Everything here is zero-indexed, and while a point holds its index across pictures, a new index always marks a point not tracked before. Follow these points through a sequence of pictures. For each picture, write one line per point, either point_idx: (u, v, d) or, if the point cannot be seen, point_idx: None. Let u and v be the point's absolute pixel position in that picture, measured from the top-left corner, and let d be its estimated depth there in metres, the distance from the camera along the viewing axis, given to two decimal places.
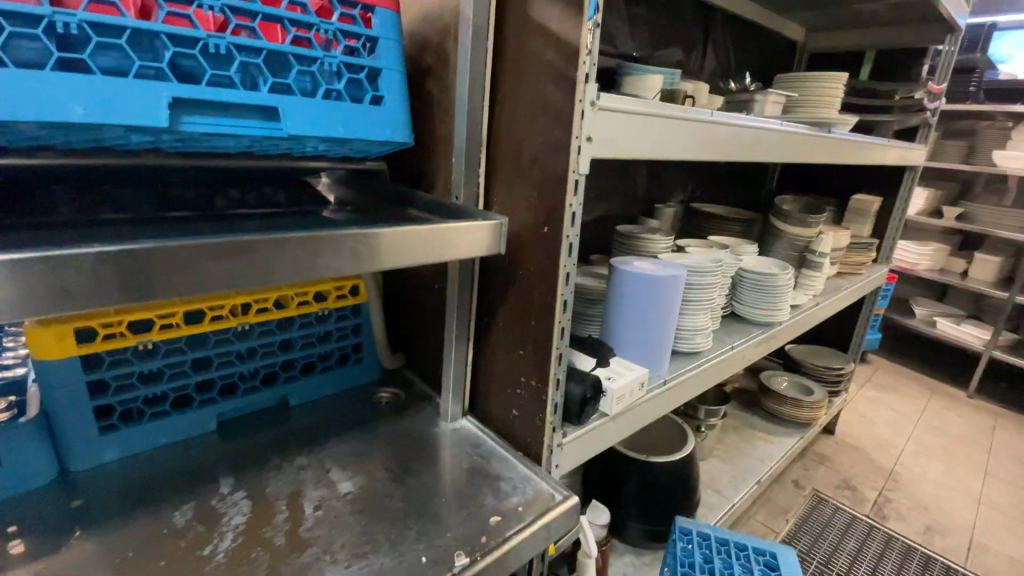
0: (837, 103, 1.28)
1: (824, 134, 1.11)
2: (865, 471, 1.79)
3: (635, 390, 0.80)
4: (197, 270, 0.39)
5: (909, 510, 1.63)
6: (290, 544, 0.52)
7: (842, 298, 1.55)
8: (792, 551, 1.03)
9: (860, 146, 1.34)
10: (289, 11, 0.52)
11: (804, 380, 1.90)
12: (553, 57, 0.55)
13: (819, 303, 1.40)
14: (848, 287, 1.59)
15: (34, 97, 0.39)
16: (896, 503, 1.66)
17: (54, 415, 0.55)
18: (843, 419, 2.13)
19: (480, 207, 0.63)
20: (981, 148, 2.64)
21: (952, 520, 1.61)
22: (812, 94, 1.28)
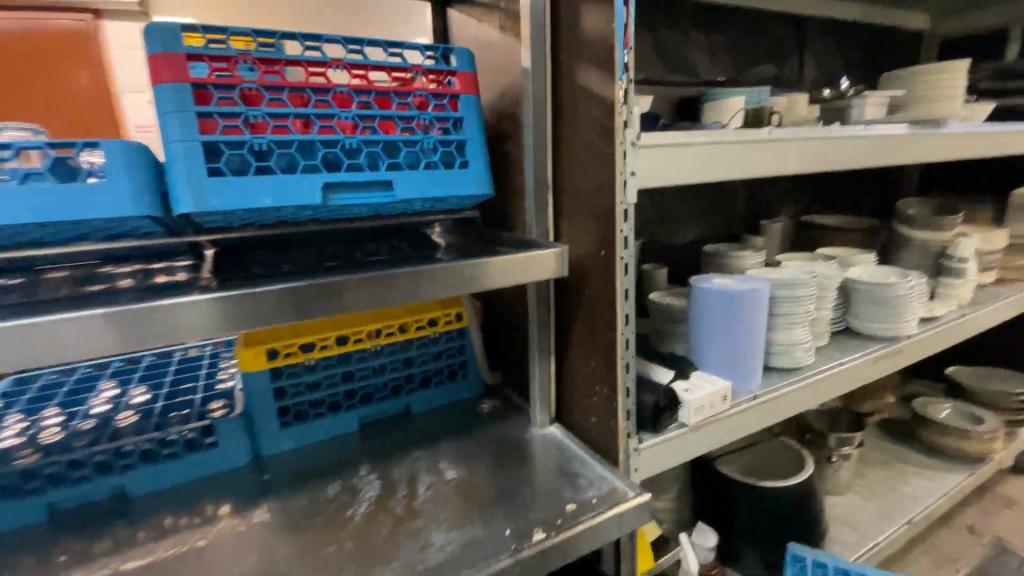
0: (960, 96, 1.15)
1: (932, 130, 1.04)
2: None
3: (716, 402, 0.82)
4: (337, 300, 0.57)
5: None
6: (407, 511, 0.66)
7: (1004, 308, 1.34)
8: None
9: (1002, 136, 1.18)
10: (399, 110, 0.70)
11: (973, 407, 1.62)
12: (597, 111, 0.66)
13: (965, 314, 1.24)
14: (1012, 296, 1.37)
15: (243, 194, 0.60)
16: None
17: (252, 410, 0.78)
18: None
19: (549, 239, 0.75)
20: None
21: None
22: (927, 90, 1.19)
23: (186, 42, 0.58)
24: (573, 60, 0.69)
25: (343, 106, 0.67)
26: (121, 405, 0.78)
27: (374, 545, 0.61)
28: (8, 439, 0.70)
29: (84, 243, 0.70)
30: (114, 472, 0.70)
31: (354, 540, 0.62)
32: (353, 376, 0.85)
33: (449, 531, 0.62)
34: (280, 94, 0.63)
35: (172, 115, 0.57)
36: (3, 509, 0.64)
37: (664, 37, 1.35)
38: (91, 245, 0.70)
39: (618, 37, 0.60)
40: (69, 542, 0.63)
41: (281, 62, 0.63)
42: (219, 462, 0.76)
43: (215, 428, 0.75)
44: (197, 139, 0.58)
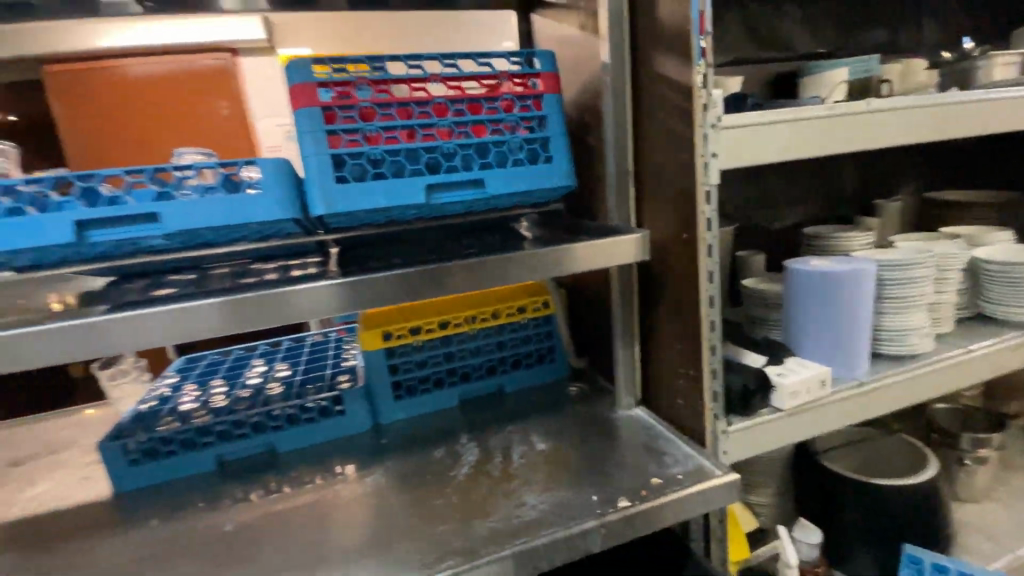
0: None
1: None
2: None
3: (812, 387, 0.80)
4: (440, 283, 0.66)
5: None
6: (503, 475, 0.74)
7: None
8: None
9: None
10: (489, 114, 0.76)
11: None
12: (675, 97, 0.68)
13: None
14: None
15: (361, 197, 0.70)
16: None
17: (371, 382, 0.91)
18: None
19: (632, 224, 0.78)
20: None
21: None
22: None
23: (315, 72, 0.69)
24: (651, 49, 0.71)
25: (441, 115, 0.74)
26: (267, 378, 0.93)
27: (474, 502, 0.68)
28: (187, 403, 0.87)
29: (238, 245, 0.86)
30: (265, 433, 0.85)
31: (457, 496, 0.70)
32: (453, 356, 0.94)
33: (541, 493, 0.69)
34: (389, 109, 0.72)
35: (307, 134, 0.68)
36: (189, 458, 0.80)
37: (753, 14, 1.30)
38: (245, 245, 0.86)
39: (694, 24, 0.62)
40: (235, 487, 0.78)
41: (389, 81, 0.72)
42: (345, 427, 0.89)
43: (342, 398, 0.88)
44: (326, 154, 0.68)
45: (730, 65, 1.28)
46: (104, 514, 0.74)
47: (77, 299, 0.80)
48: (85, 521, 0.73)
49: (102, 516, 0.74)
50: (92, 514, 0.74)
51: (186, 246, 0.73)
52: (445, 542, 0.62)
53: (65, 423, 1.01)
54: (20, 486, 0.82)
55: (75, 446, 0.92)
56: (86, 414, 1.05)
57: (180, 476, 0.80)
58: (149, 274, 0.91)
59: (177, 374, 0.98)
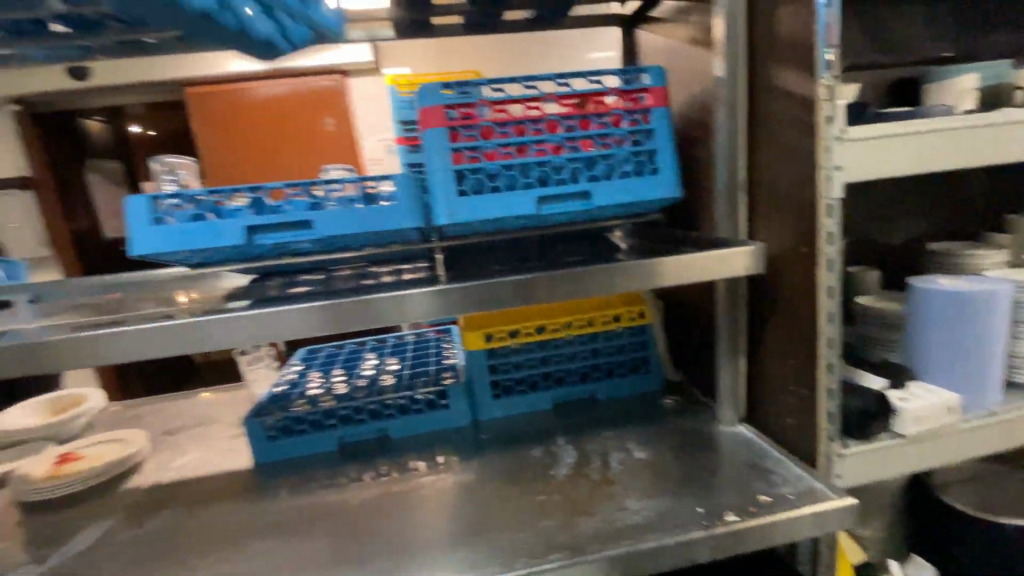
0: None
1: None
2: None
3: (940, 415, 0.75)
4: (553, 290, 0.69)
5: None
6: (604, 478, 0.75)
7: None
8: None
9: None
10: (598, 129, 0.77)
11: None
12: (796, 109, 0.67)
13: None
14: None
15: (478, 208, 0.74)
16: None
17: (472, 380, 0.96)
18: None
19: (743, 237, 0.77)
20: None
21: None
22: None
23: (442, 93, 0.74)
24: (770, 62, 0.71)
25: (553, 130, 0.76)
26: (380, 372, 1.02)
27: (577, 501, 0.71)
28: (312, 389, 0.97)
29: (362, 250, 0.95)
30: (380, 420, 0.92)
31: (560, 494, 0.73)
32: (549, 360, 0.98)
33: (644, 499, 0.70)
34: (506, 127, 0.75)
35: (434, 152, 0.73)
36: (316, 437, 0.89)
37: (868, 18, 1.23)
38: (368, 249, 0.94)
39: (822, 36, 0.61)
40: (353, 468, 0.86)
41: (507, 101, 0.76)
42: (446, 421, 0.95)
43: (447, 393, 0.95)
44: (449, 169, 0.73)
45: (842, 71, 1.22)
46: (247, 482, 0.84)
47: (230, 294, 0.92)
48: (232, 486, 0.84)
49: (245, 484, 0.84)
50: (236, 481, 0.85)
51: (324, 250, 0.82)
52: (552, 536, 0.65)
53: (205, 399, 1.16)
54: (176, 450, 0.95)
55: (216, 420, 1.05)
56: (223, 392, 1.19)
57: (308, 454, 0.90)
58: (283, 273, 1.03)
59: (301, 363, 1.10)
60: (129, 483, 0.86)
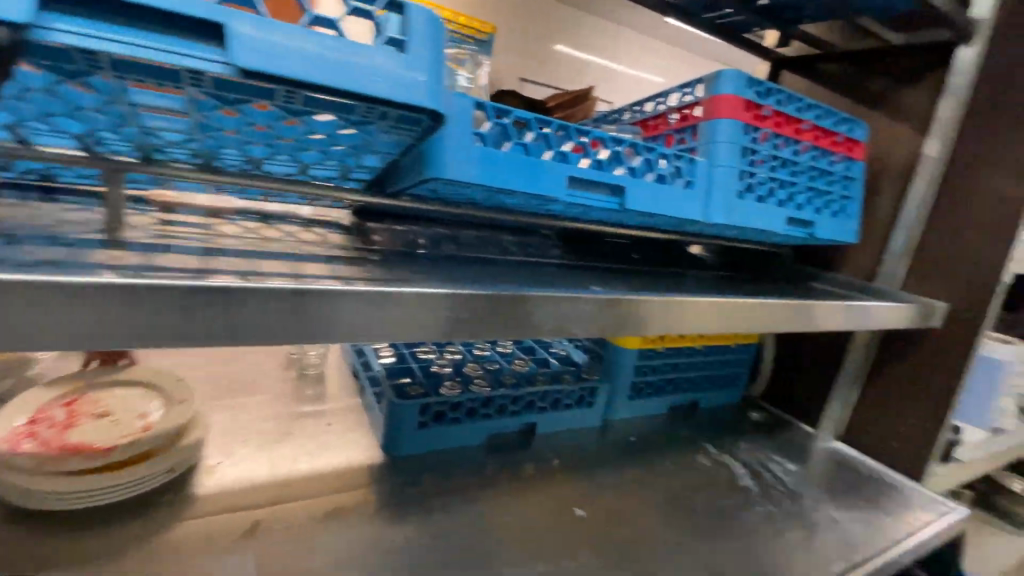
0: None
1: None
2: None
3: (978, 451, 0.87)
4: (807, 321, 0.63)
5: None
6: (786, 491, 0.72)
7: None
8: None
9: None
10: (832, 163, 0.76)
11: None
12: (1010, 185, 0.71)
13: None
14: None
15: (745, 215, 0.67)
16: None
17: (613, 386, 0.84)
18: None
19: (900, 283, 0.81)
20: None
21: None
22: None
23: (739, 83, 0.65)
24: (984, 151, 0.73)
25: (804, 154, 0.73)
26: (507, 357, 0.82)
27: (779, 513, 0.67)
28: (436, 366, 0.74)
29: (512, 215, 0.74)
30: (530, 412, 0.75)
31: (803, 532, 0.64)
32: (676, 367, 0.89)
33: (837, 508, 0.70)
34: (778, 138, 0.69)
35: (724, 145, 0.64)
36: (469, 429, 0.70)
37: None
38: (524, 217, 0.73)
39: None
40: (513, 468, 0.70)
41: (782, 112, 0.70)
42: (576, 422, 0.81)
43: (593, 395, 0.81)
44: (737, 167, 0.65)
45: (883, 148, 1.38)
46: (387, 484, 0.63)
47: (349, 237, 0.67)
48: (371, 490, 0.61)
49: (380, 483, 0.63)
50: (356, 476, 0.63)
51: (541, 210, 0.63)
52: (818, 556, 0.60)
53: (208, 361, 0.81)
54: (230, 417, 0.68)
55: (261, 392, 0.75)
56: (216, 353, 0.84)
57: (447, 448, 0.70)
58: (400, 218, 0.77)
59: None
60: (215, 475, 0.59)
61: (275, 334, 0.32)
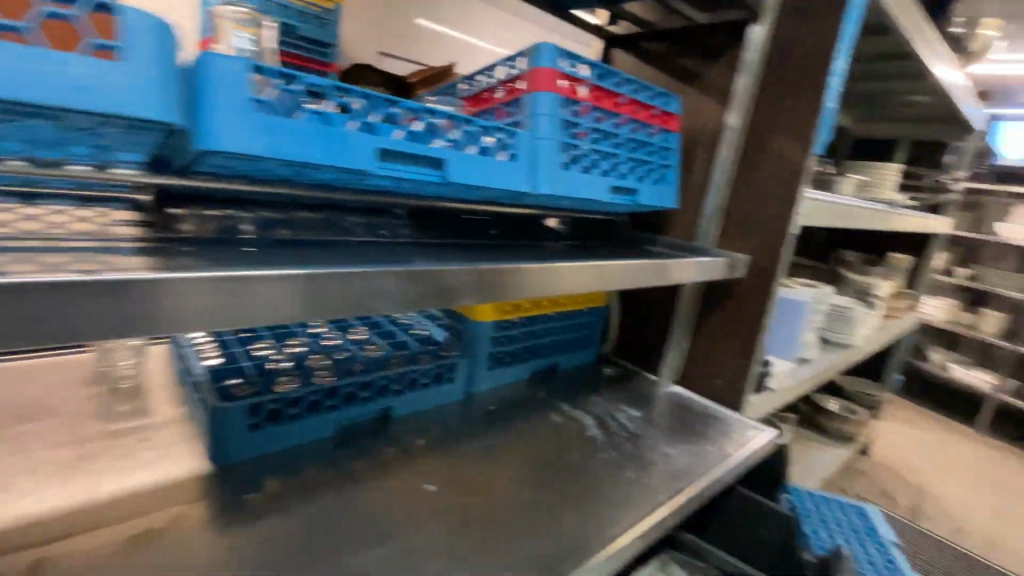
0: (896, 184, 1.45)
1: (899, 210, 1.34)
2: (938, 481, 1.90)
3: (789, 379, 1.02)
4: (629, 279, 0.69)
5: (967, 508, 1.76)
6: (628, 436, 0.79)
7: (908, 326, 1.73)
8: (879, 510, 1.11)
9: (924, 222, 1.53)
10: (649, 136, 0.82)
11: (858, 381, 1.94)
12: (790, 150, 0.82)
13: (891, 326, 1.58)
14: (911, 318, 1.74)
15: (570, 185, 0.70)
16: (951, 501, 1.78)
17: (472, 360, 0.84)
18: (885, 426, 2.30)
19: (717, 240, 0.91)
20: (989, 217, 2.72)
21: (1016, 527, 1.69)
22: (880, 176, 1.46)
23: (555, 56, 0.66)
24: (771, 120, 0.84)
25: (622, 127, 0.78)
26: (359, 343, 0.78)
27: (620, 457, 0.73)
28: (273, 362, 0.69)
29: (345, 192, 0.70)
30: (384, 397, 0.73)
31: (638, 471, 0.70)
32: (532, 334, 0.92)
33: (669, 444, 0.78)
34: (597, 112, 0.73)
35: (545, 118, 0.66)
36: (314, 423, 0.67)
37: None
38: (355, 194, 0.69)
39: (817, 127, 0.79)
40: (368, 456, 0.68)
41: (599, 87, 0.73)
42: (436, 399, 0.80)
43: (451, 370, 0.81)
44: (559, 139, 0.67)
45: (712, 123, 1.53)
46: (221, 493, 0.58)
47: (147, 225, 0.59)
48: (198, 503, 0.56)
49: (211, 492, 0.58)
50: (182, 489, 0.57)
51: (363, 186, 0.58)
52: (648, 489, 0.67)
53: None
54: (12, 451, 0.58)
55: (60, 414, 0.65)
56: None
57: (294, 445, 0.66)
58: (217, 202, 0.69)
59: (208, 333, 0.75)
60: None
61: (36, 332, 0.27)
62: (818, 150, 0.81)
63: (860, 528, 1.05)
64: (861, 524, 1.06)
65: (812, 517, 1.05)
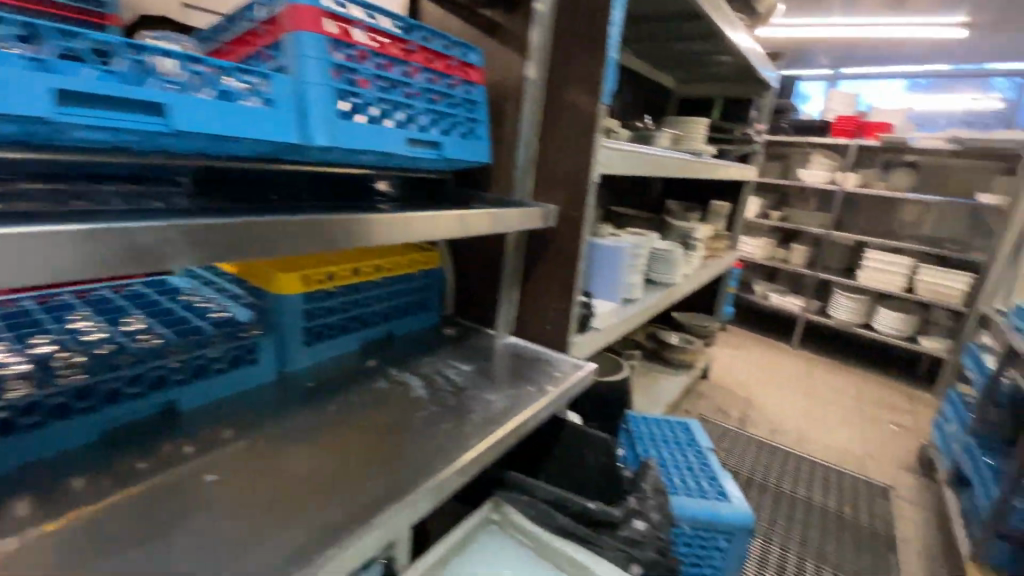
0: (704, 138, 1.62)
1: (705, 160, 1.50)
2: (761, 394, 2.23)
3: (612, 319, 1.12)
4: (428, 230, 0.66)
5: (782, 412, 2.09)
6: (454, 389, 0.80)
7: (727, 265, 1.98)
8: (699, 422, 1.27)
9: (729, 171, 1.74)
10: (448, 87, 0.78)
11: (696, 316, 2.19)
12: (583, 98, 0.86)
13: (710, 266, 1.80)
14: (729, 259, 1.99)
15: (355, 137, 0.64)
16: (770, 408, 2.11)
17: (284, 337, 0.77)
18: (722, 354, 2.64)
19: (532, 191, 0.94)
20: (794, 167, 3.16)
21: (816, 421, 2.05)
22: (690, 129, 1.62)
23: None
24: (566, 70, 0.87)
25: (415, 77, 0.73)
26: (131, 334, 0.69)
27: (441, 410, 0.73)
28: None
29: (69, 149, 0.56)
30: (165, 389, 0.65)
31: (456, 420, 0.71)
32: (356, 303, 0.86)
33: (494, 390, 0.80)
34: (380, 58, 0.68)
35: (312, 61, 0.59)
36: (69, 429, 0.56)
37: None
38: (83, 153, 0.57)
39: (603, 75, 0.83)
40: (136, 453, 0.59)
41: (379, 31, 0.68)
42: (241, 382, 0.73)
43: (256, 348, 0.74)
44: (333, 86, 0.61)
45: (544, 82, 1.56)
46: None
47: None
48: None
49: None
50: None
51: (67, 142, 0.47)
52: (462, 435, 0.68)
53: None
54: None
55: None
56: None
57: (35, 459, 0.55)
58: None
59: None
60: None
61: None
62: (607, 99, 0.86)
63: (682, 437, 1.21)
64: (682, 433, 1.22)
65: (642, 437, 1.19)
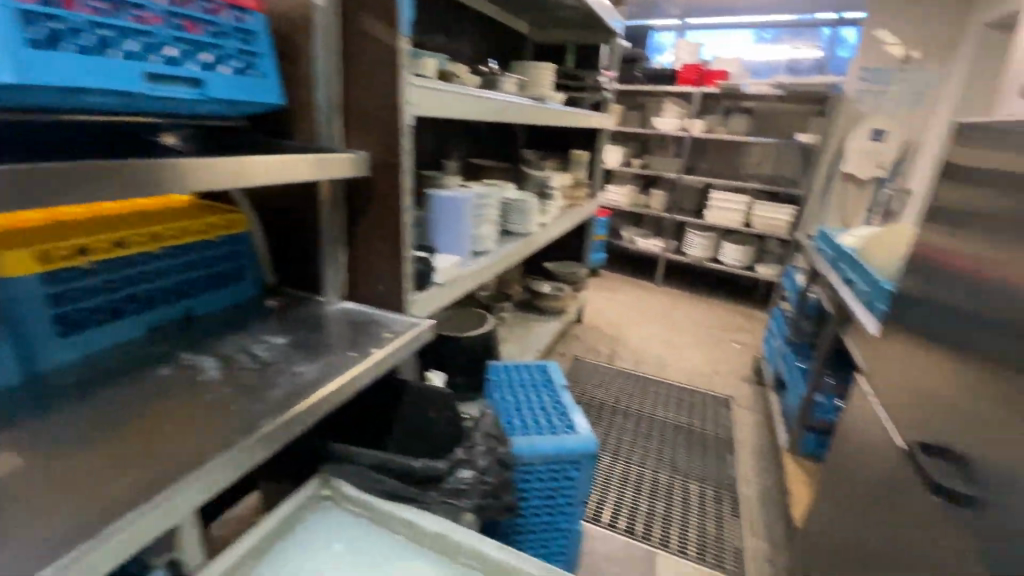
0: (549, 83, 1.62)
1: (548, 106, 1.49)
2: (626, 331, 2.40)
3: (457, 273, 1.09)
4: (198, 179, 0.55)
5: (644, 345, 2.26)
6: (259, 366, 0.71)
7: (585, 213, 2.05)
8: (557, 362, 1.31)
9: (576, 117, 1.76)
10: (206, 12, 0.65)
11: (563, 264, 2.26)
12: (381, 32, 0.78)
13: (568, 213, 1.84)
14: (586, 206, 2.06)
15: (61, 71, 0.49)
16: (634, 343, 2.27)
17: (24, 330, 0.62)
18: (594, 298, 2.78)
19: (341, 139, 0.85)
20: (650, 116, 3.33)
21: (672, 349, 2.26)
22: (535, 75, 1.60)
23: None
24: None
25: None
26: None
27: (239, 391, 0.66)
28: None
29: None
30: None
31: (256, 398, 0.64)
32: (133, 281, 0.73)
33: (308, 361, 0.74)
34: None
35: None
36: None
37: None
38: None
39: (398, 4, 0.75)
40: None
41: None
42: None
43: None
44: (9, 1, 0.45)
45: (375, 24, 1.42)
46: None
47: None
48: None
49: None
50: None
51: None
52: (258, 415, 0.61)
53: None
54: None
55: None
56: None
57: None
58: None
59: None
60: None
61: None
62: (409, 33, 0.79)
63: (539, 380, 1.24)
64: (539, 376, 1.25)
65: (501, 385, 1.20)
